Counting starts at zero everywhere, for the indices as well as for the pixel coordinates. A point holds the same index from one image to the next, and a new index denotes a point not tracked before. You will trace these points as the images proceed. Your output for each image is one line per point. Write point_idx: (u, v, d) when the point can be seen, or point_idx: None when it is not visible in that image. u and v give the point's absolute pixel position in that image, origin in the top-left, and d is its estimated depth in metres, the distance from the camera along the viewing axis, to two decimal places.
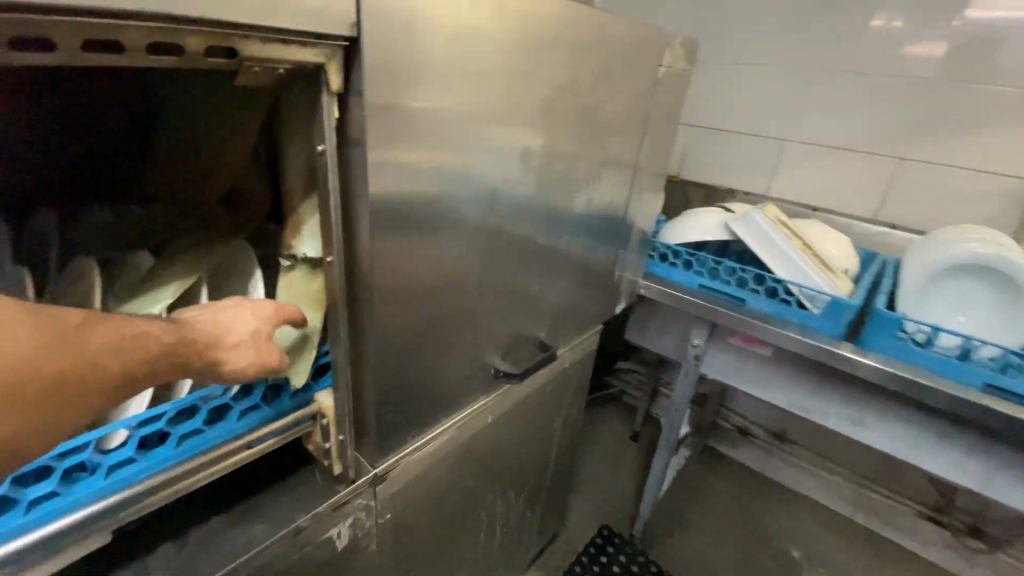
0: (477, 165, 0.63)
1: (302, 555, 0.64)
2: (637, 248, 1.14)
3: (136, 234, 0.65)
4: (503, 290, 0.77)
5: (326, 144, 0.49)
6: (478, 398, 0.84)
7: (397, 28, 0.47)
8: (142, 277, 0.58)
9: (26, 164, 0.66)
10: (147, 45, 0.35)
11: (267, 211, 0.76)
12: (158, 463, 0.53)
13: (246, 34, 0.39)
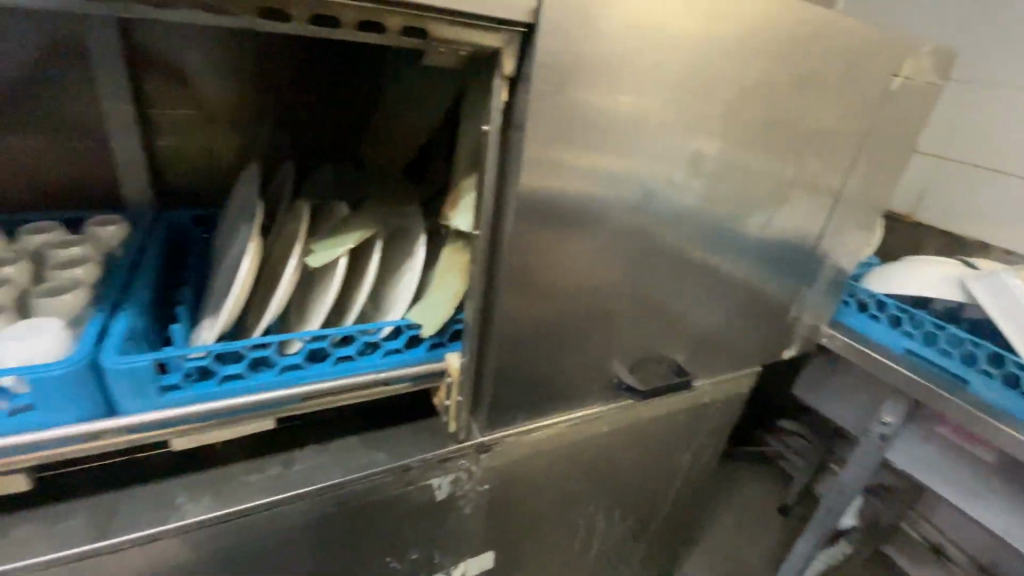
0: (640, 164, 0.61)
1: (405, 490, 0.72)
2: (825, 290, 0.98)
3: (347, 191, 0.80)
4: (644, 300, 0.74)
5: (492, 125, 0.53)
6: (597, 404, 0.81)
7: (574, 19, 0.49)
8: (336, 223, 0.70)
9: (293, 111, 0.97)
10: (357, 21, 0.43)
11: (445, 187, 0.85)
12: (316, 375, 0.65)
13: (436, 17, 0.44)
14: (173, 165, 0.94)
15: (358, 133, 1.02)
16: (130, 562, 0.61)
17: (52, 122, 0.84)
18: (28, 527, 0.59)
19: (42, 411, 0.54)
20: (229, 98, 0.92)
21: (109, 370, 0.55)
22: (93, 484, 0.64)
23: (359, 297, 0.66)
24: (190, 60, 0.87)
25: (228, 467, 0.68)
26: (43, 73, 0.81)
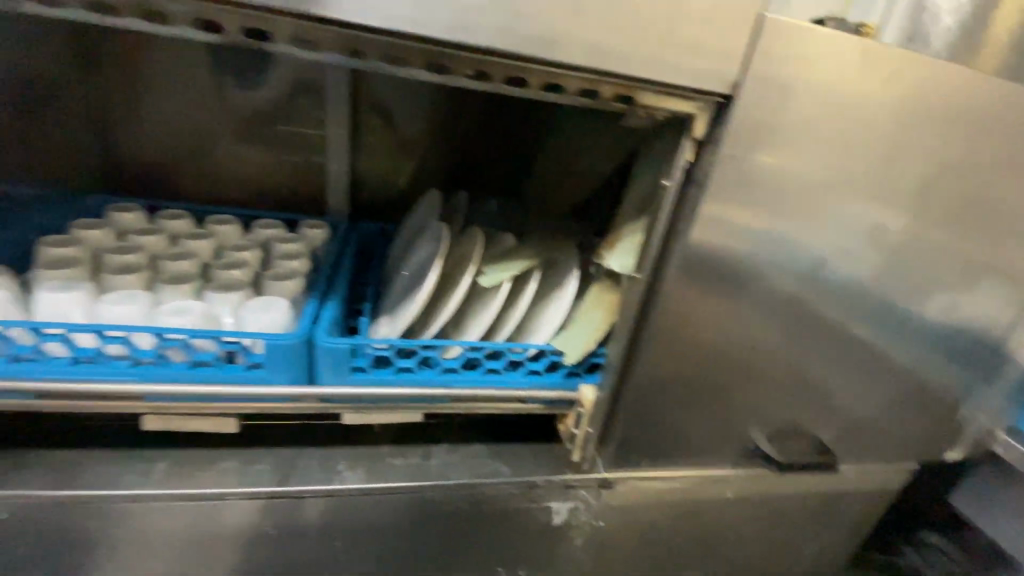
0: (812, 230, 0.61)
1: (525, 507, 0.76)
2: (1010, 393, 0.86)
3: (513, 223, 0.90)
4: (794, 367, 0.71)
5: (672, 181, 0.57)
6: (725, 466, 0.79)
7: (771, 92, 0.52)
8: (504, 250, 0.78)
9: (478, 152, 1.11)
10: (576, 88, 0.50)
11: (599, 229, 0.90)
12: (469, 382, 0.73)
13: (643, 87, 0.50)
14: (367, 183, 1.11)
15: (522, 163, 1.12)
16: (297, 512, 0.72)
17: (289, 141, 1.05)
18: (232, 462, 0.73)
19: (268, 369, 0.67)
20: (421, 124, 1.08)
21: (319, 346, 0.68)
22: (278, 438, 0.78)
23: (513, 319, 0.74)
24: (396, 96, 1.04)
25: (379, 448, 0.79)
26: (292, 104, 1.02)
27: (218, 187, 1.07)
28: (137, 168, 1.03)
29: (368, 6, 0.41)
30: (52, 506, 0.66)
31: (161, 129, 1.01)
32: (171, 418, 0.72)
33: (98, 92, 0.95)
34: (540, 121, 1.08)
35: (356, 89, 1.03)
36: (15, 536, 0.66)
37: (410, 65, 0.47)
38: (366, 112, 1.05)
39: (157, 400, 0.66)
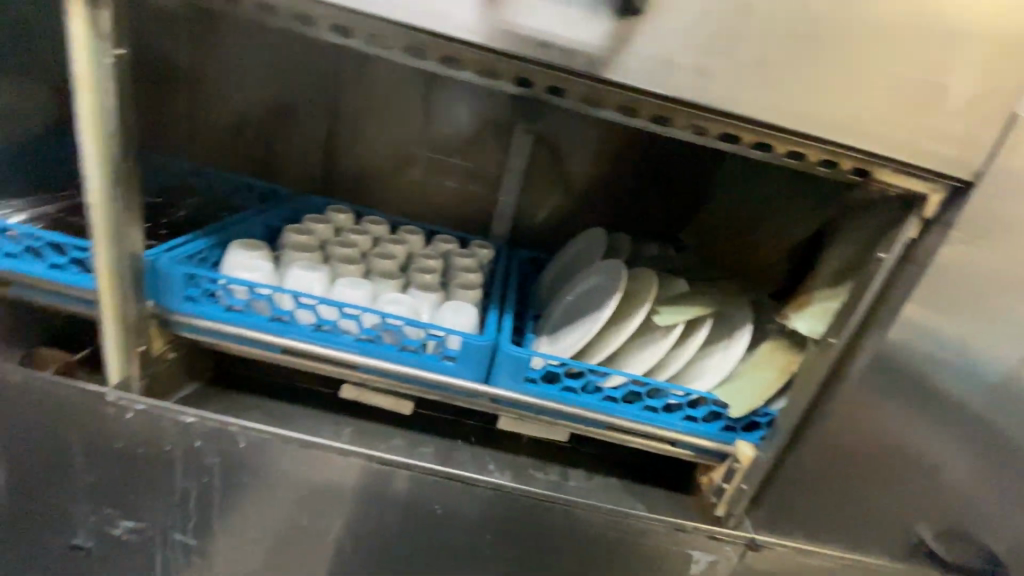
0: (1016, 325, 0.61)
1: (667, 548, 0.77)
2: None
3: (683, 269, 0.95)
4: (981, 465, 0.69)
5: (889, 254, 0.60)
6: (881, 557, 0.75)
7: (1014, 186, 0.54)
8: (677, 295, 0.81)
9: (647, 201, 1.18)
10: (820, 158, 0.54)
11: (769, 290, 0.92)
12: (627, 414, 0.77)
13: (886, 164, 0.53)
14: (534, 216, 1.23)
15: (677, 216, 1.18)
16: (461, 500, 0.75)
17: (472, 170, 1.22)
18: (402, 440, 0.82)
19: (460, 364, 0.78)
20: (589, 170, 1.18)
21: (504, 353, 0.77)
22: (438, 429, 0.87)
23: (681, 360, 0.77)
24: (573, 143, 1.16)
25: (523, 459, 0.85)
26: (481, 139, 1.19)
27: (412, 199, 1.26)
28: (347, 176, 1.25)
29: (664, 77, 0.48)
30: (267, 449, 0.71)
31: (375, 148, 1.22)
32: (363, 389, 0.84)
33: (338, 113, 1.19)
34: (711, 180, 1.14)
35: (539, 133, 1.16)
36: (229, 472, 0.73)
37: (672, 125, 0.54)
38: (543, 153, 1.18)
39: (364, 372, 0.79)
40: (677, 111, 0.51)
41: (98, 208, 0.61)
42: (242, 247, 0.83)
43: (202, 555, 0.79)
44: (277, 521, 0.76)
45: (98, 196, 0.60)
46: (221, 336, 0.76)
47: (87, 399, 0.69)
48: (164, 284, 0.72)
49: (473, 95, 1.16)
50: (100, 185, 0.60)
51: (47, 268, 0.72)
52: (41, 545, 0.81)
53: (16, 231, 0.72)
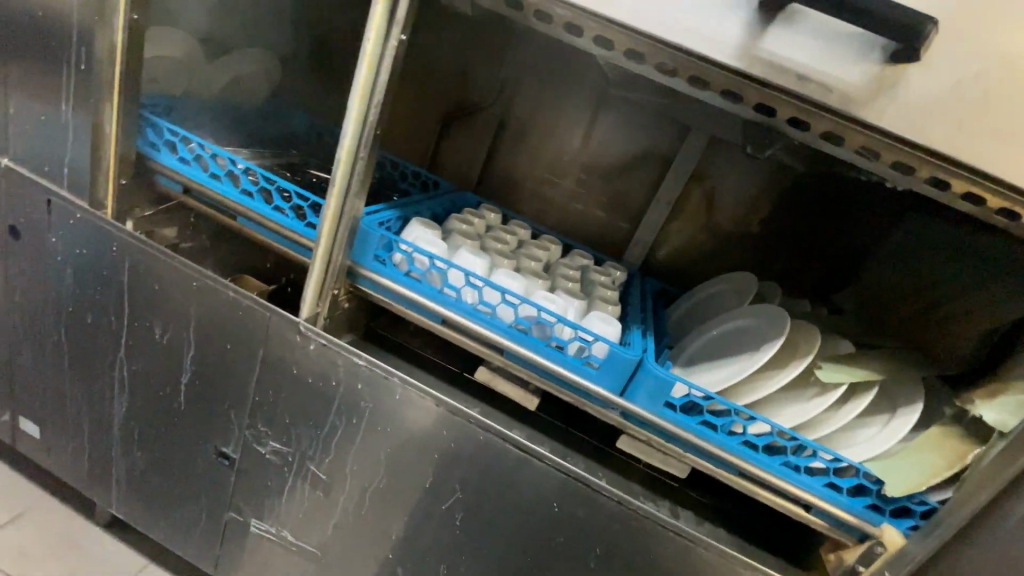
0: None
1: None
2: None
3: (843, 330, 0.91)
4: None
5: None
6: None
7: None
8: (841, 355, 0.79)
9: (809, 251, 1.14)
10: None
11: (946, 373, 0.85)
12: (764, 464, 0.75)
13: None
14: (673, 251, 1.24)
15: (824, 280, 1.14)
16: (579, 504, 0.75)
17: (618, 196, 1.26)
18: (523, 433, 0.85)
19: (601, 373, 0.79)
20: (739, 216, 1.18)
21: (648, 371, 0.77)
22: (556, 432, 0.89)
23: (832, 425, 0.75)
24: (728, 187, 1.17)
25: (635, 485, 0.84)
26: (635, 168, 1.23)
27: (554, 212, 1.32)
28: (499, 182, 1.34)
29: (920, 126, 0.48)
30: (416, 406, 0.77)
31: (532, 160, 1.31)
32: (495, 375, 0.89)
33: (507, 124, 1.30)
34: (893, 244, 1.08)
35: (695, 172, 1.18)
36: (375, 420, 0.79)
37: (913, 175, 0.54)
38: (694, 192, 1.19)
39: (508, 359, 0.83)
40: (926, 164, 0.52)
41: (343, 162, 0.70)
42: (422, 223, 0.91)
43: (326, 492, 0.86)
44: (401, 479, 0.81)
45: (347, 152, 0.70)
46: (393, 297, 0.84)
47: (278, 324, 0.78)
48: (361, 241, 0.81)
49: (638, 126, 1.20)
50: (350, 142, 0.69)
51: (272, 210, 0.85)
52: (197, 445, 0.92)
53: (257, 174, 0.86)
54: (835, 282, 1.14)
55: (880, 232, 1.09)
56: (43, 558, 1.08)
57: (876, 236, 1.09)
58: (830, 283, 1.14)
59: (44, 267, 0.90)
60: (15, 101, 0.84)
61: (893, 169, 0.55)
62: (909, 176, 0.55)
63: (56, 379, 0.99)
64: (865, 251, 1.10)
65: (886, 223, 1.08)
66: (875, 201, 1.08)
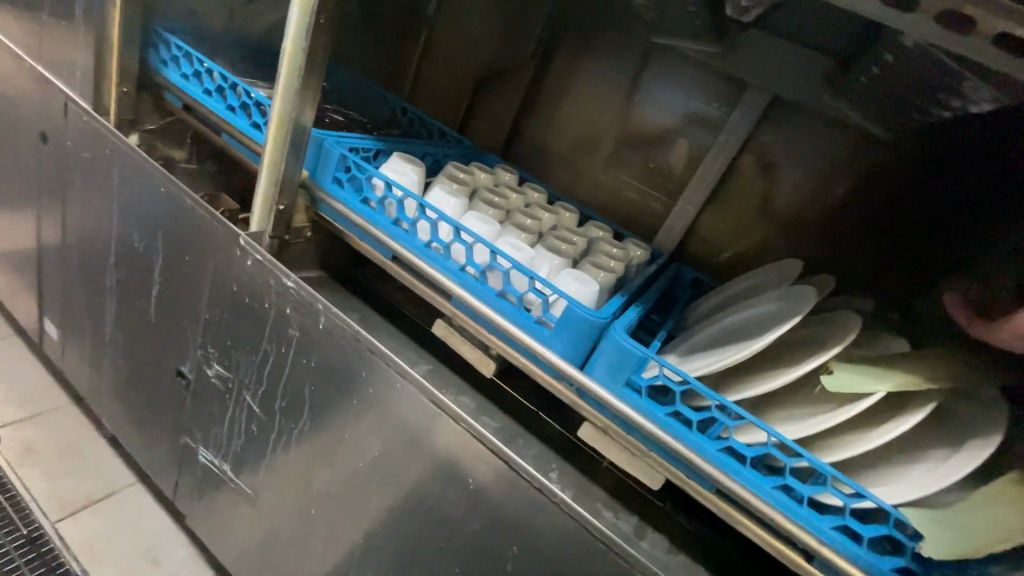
0: None
1: None
2: None
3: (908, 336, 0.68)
4: None
5: None
6: None
7: None
8: (880, 359, 0.58)
9: (880, 253, 0.91)
10: None
11: None
12: (752, 484, 0.55)
13: None
14: (715, 235, 1.04)
15: (903, 289, 0.89)
16: (502, 485, 0.64)
17: (657, 168, 1.09)
18: (470, 402, 0.72)
19: (555, 336, 0.65)
20: (802, 198, 0.96)
21: (612, 339, 0.62)
22: (514, 408, 0.74)
23: (852, 448, 0.54)
24: (790, 160, 0.95)
25: (594, 488, 0.66)
26: (679, 136, 1.05)
27: (584, 183, 1.18)
28: (530, 148, 1.23)
29: None
30: (339, 341, 0.71)
31: (566, 125, 1.18)
32: (453, 332, 0.76)
33: (542, 84, 1.19)
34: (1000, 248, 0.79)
35: (751, 141, 0.98)
36: (303, 351, 0.74)
37: (970, 31, 0.43)
38: (748, 165, 0.99)
39: (457, 309, 0.72)
40: (977, 8, 0.41)
41: (288, 56, 0.68)
42: (403, 157, 0.83)
43: (263, 427, 0.82)
44: (325, 421, 0.76)
45: (290, 45, 0.67)
46: (349, 226, 0.77)
47: (225, 236, 0.76)
48: (322, 161, 0.76)
49: (686, 85, 1.03)
50: (295, 34, 0.67)
51: (252, 127, 0.81)
52: (164, 363, 0.92)
53: (242, 89, 0.81)
54: (916, 293, 0.88)
55: (985, 229, 0.80)
56: (46, 455, 1.15)
57: (976, 239, 0.81)
58: (908, 293, 0.89)
59: (64, 172, 0.97)
60: (56, 13, 0.91)
61: (942, 25, 0.44)
62: (966, 34, 0.44)
63: (70, 285, 1.05)
64: (958, 255, 0.83)
65: (993, 217, 0.80)
66: (977, 187, 0.81)
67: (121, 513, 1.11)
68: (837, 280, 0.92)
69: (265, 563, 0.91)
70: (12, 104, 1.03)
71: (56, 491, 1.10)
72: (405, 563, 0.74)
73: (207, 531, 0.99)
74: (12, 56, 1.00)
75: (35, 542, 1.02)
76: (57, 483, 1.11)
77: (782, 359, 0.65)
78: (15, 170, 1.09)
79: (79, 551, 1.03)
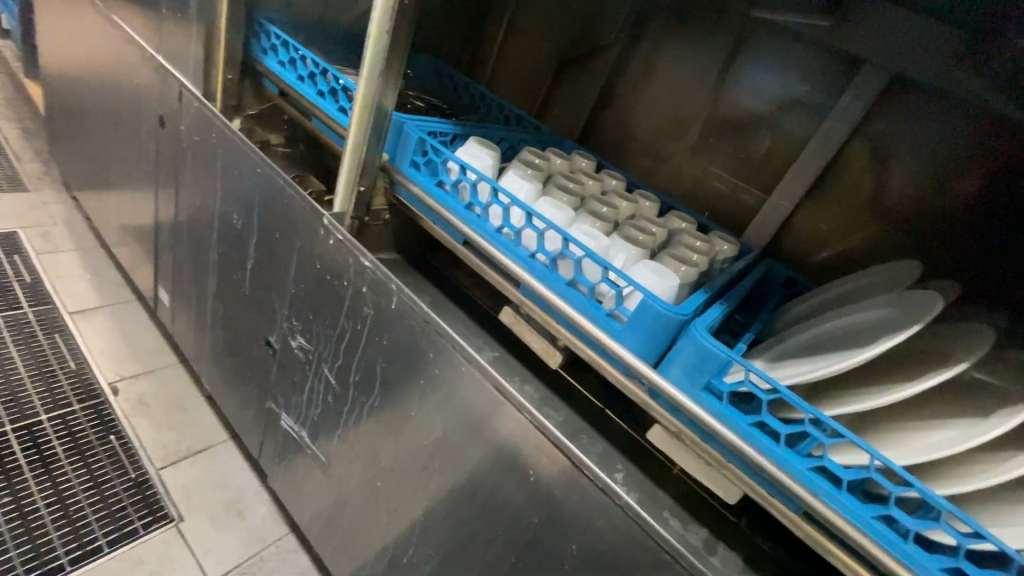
0: None
1: None
2: None
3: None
4: None
5: None
6: None
7: None
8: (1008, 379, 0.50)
9: (1015, 261, 0.79)
10: None
11: None
12: (848, 511, 0.49)
13: None
14: (811, 231, 0.94)
15: None
16: (563, 481, 0.62)
17: (748, 157, 1.01)
18: (535, 392, 0.70)
19: (627, 330, 0.62)
20: (922, 192, 0.84)
21: (690, 338, 0.57)
22: (580, 402, 0.72)
23: (982, 481, 0.45)
24: (910, 149, 0.84)
25: (662, 494, 0.63)
26: (775, 122, 0.96)
27: (665, 172, 1.12)
28: (608, 135, 1.19)
29: None
30: (409, 322, 0.73)
31: (649, 110, 1.12)
32: (521, 321, 0.75)
33: (625, 67, 1.14)
34: None
35: (862, 127, 0.87)
36: (376, 329, 0.77)
37: None
38: (857, 154, 0.88)
39: (526, 297, 0.70)
40: None
41: (373, 38, 0.69)
42: (479, 141, 0.82)
43: (338, 399, 0.86)
44: (394, 398, 0.78)
45: (376, 27, 0.68)
46: (424, 209, 0.77)
47: (311, 216, 0.80)
48: (401, 144, 0.77)
49: (787, 66, 0.94)
50: (380, 16, 0.68)
51: (339, 111, 0.84)
52: (254, 332, 0.99)
53: (331, 75, 0.84)
54: None
55: None
56: (155, 408, 1.29)
57: None
58: None
59: (178, 155, 1.07)
60: (173, 7, 0.99)
61: None
62: None
63: (179, 257, 1.16)
64: None
65: None
66: None
67: (214, 467, 1.23)
68: (960, 286, 0.81)
69: (334, 527, 0.96)
70: (138, 93, 1.15)
71: (162, 441, 1.23)
72: (462, 546, 0.74)
73: (285, 492, 1.06)
74: (139, 49, 1.11)
75: (142, 484, 1.14)
76: (163, 434, 1.24)
77: (892, 375, 0.57)
78: (139, 153, 1.22)
79: (177, 497, 1.15)
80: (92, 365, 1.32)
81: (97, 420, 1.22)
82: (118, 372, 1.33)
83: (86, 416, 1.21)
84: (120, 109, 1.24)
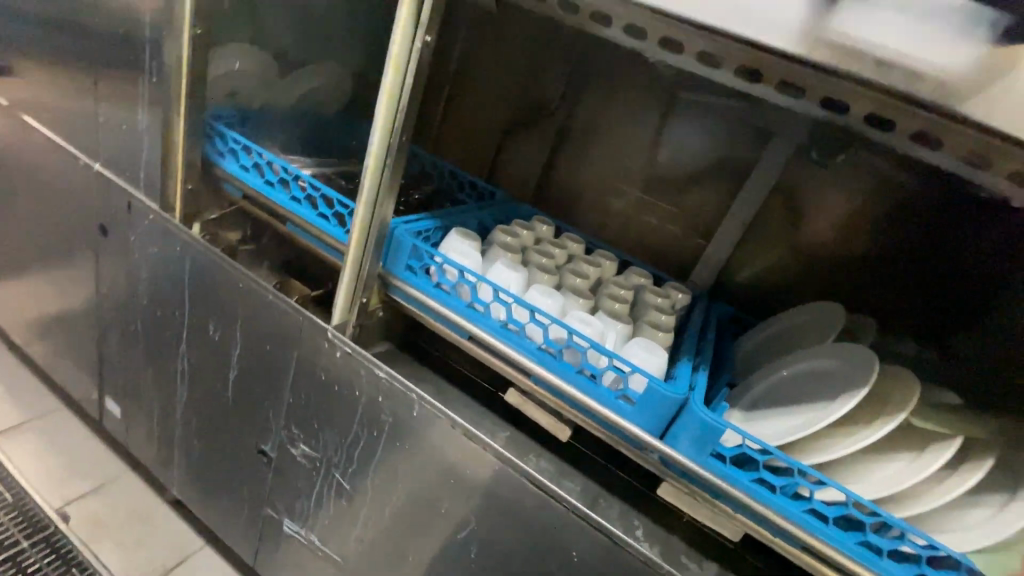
0: None
1: None
2: None
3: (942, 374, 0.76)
4: None
5: None
6: None
7: None
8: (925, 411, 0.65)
9: (899, 287, 0.98)
10: None
11: None
12: (837, 541, 0.61)
13: None
14: (746, 273, 1.10)
15: (926, 319, 0.97)
16: (595, 547, 0.70)
17: (685, 211, 1.15)
18: (550, 465, 0.77)
19: (636, 409, 0.70)
20: (826, 237, 1.02)
21: (693, 414, 0.67)
22: (590, 467, 0.80)
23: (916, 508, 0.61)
24: (815, 202, 1.02)
25: (677, 540, 0.72)
26: (705, 181, 1.12)
27: (614, 226, 1.24)
28: (558, 194, 1.28)
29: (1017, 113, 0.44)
30: (427, 423, 0.76)
31: (594, 171, 1.23)
32: (527, 401, 0.82)
33: (569, 132, 1.24)
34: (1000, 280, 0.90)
35: (777, 185, 1.04)
36: (392, 432, 0.79)
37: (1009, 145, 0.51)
38: (776, 206, 1.05)
39: (535, 384, 0.77)
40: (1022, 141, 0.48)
41: (371, 168, 0.72)
42: (462, 234, 0.87)
43: (351, 500, 0.87)
44: (416, 493, 0.81)
45: (374, 158, 0.71)
46: (422, 308, 0.81)
47: (308, 327, 0.81)
48: (394, 251, 0.80)
49: (710, 135, 1.09)
50: (377, 148, 0.71)
51: (318, 216, 0.85)
52: (242, 441, 0.96)
53: (307, 182, 0.85)
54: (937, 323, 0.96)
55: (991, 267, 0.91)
56: (116, 528, 1.18)
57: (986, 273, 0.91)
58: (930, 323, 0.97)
59: (128, 262, 1.01)
60: (112, 113, 0.94)
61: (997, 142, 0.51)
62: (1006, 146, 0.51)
63: (135, 366, 1.09)
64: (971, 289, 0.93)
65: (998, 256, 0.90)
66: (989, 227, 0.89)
67: None
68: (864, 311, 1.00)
69: None
70: (65, 196, 1.06)
71: (132, 564, 1.14)
72: None
73: None
74: (66, 151, 1.03)
75: None
76: (132, 555, 1.15)
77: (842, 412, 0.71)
78: (69, 257, 1.12)
79: None
80: (31, 492, 1.19)
81: (53, 554, 1.10)
82: (64, 495, 1.20)
83: (38, 553, 1.09)
84: (38, 210, 1.13)
